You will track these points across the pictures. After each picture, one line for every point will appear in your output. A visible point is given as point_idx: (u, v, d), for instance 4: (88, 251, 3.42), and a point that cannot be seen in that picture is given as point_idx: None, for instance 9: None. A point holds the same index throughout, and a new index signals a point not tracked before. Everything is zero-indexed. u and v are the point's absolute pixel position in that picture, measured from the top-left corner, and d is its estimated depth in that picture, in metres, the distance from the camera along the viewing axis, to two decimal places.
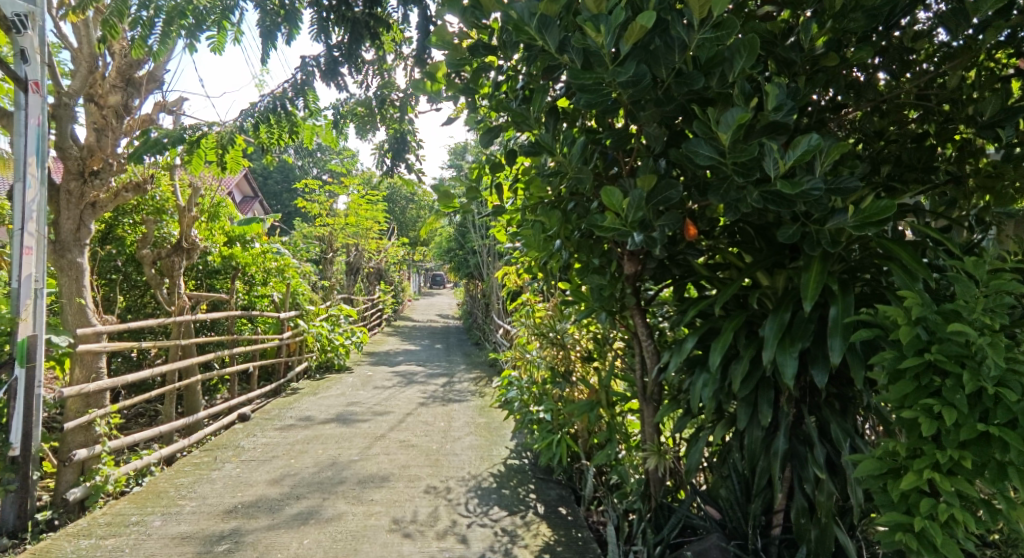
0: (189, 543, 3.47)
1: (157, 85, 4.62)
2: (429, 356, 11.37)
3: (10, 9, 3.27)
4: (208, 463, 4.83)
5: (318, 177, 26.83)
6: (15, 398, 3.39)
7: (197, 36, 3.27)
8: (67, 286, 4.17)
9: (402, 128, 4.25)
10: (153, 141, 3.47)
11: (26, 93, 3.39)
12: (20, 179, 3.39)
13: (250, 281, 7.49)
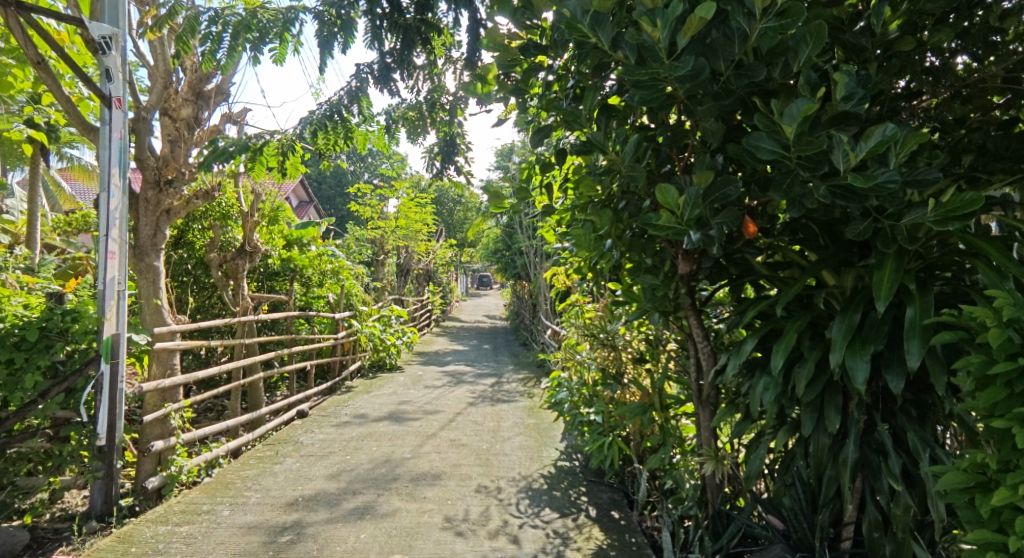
0: (255, 532, 3.56)
1: (223, 97, 4.81)
2: (477, 357, 11.42)
3: (97, 32, 3.47)
4: (270, 457, 4.96)
5: (369, 181, 27.40)
6: (101, 392, 3.56)
7: (261, 49, 3.34)
8: (145, 287, 4.37)
9: (451, 130, 4.24)
10: (221, 149, 3.53)
11: (108, 109, 3.54)
12: (105, 190, 3.56)
13: (306, 283, 7.67)
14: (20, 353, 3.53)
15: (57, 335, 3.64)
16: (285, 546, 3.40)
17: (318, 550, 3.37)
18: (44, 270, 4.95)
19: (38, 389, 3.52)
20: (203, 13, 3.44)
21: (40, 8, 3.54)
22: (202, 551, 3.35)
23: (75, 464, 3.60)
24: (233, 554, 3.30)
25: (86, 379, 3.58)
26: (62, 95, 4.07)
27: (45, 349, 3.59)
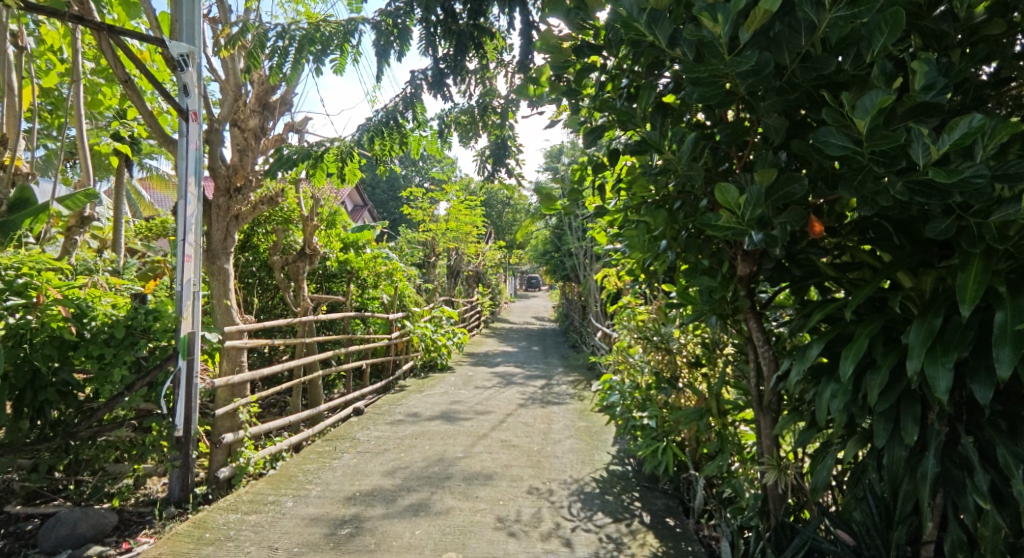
0: (317, 524, 3.66)
1: (287, 106, 4.94)
2: (527, 358, 11.42)
3: (175, 51, 3.65)
4: (329, 452, 5.07)
5: (420, 184, 27.75)
6: (179, 387, 3.71)
7: (323, 61, 3.49)
8: (217, 288, 4.61)
9: (503, 133, 4.21)
10: (285, 157, 4.01)
11: (186, 122, 3.73)
12: (182, 197, 3.73)
13: (362, 284, 7.81)
14: (109, 349, 3.67)
15: (141, 332, 3.78)
16: (345, 539, 3.47)
17: (377, 544, 3.43)
18: (126, 272, 5.20)
19: (125, 382, 3.67)
20: (272, 28, 3.56)
21: (127, 30, 3.67)
22: (268, 540, 3.46)
23: (156, 453, 3.79)
24: (297, 545, 3.39)
25: (165, 374, 3.81)
26: (144, 110, 4.28)
27: (130, 345, 3.72)
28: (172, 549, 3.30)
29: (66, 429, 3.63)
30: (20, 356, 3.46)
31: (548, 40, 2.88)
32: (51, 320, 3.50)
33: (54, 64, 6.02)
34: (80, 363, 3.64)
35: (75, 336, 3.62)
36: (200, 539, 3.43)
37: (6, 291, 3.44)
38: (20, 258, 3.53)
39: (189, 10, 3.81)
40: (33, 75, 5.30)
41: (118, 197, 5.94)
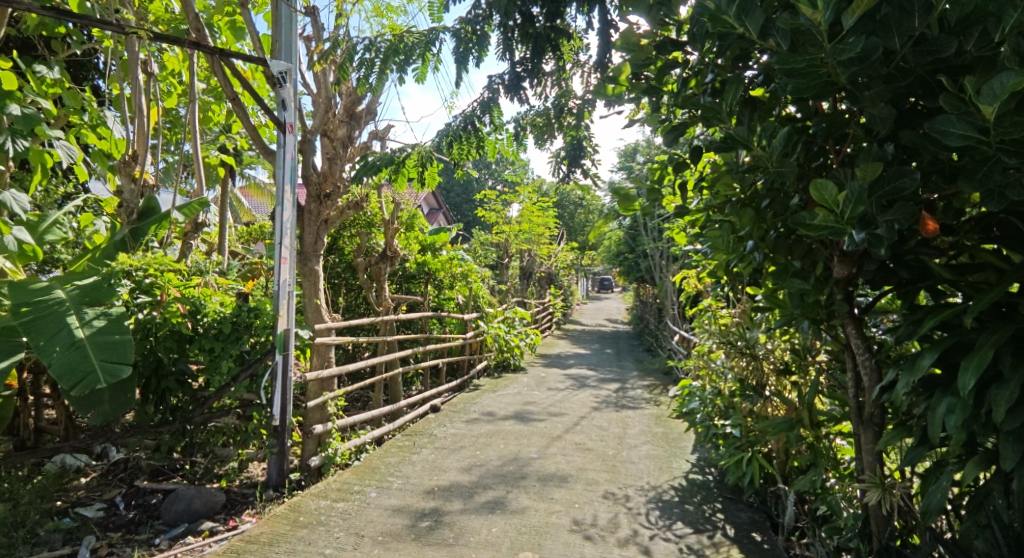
0: (399, 516, 3.78)
1: (372, 116, 5.11)
2: (600, 361, 11.25)
3: (274, 68, 3.93)
4: (408, 446, 5.18)
5: (493, 187, 27.95)
6: (275, 381, 3.98)
7: (406, 70, 3.57)
8: (308, 287, 4.83)
9: (579, 134, 4.11)
10: (370, 163, 4.39)
11: (282, 133, 3.98)
12: (279, 204, 4.02)
13: (438, 285, 7.94)
14: (218, 342, 4.05)
15: (245, 328, 4.10)
16: (424, 532, 3.56)
17: (456, 538, 3.49)
18: (229, 274, 5.50)
19: (232, 373, 4.03)
20: (361, 42, 3.69)
21: (234, 54, 4.03)
22: (355, 527, 3.61)
23: (257, 440, 4.06)
24: (381, 533, 3.53)
25: (265, 366, 4.05)
26: (247, 123, 4.55)
27: (235, 340, 4.07)
28: (272, 529, 3.56)
29: (185, 414, 4.07)
30: (146, 347, 3.99)
31: (629, 39, 2.84)
32: (171, 316, 4.05)
33: (179, 85, 6.59)
34: (195, 354, 4.09)
35: (190, 331, 4.09)
36: (296, 521, 3.66)
37: (136, 288, 4.03)
38: (146, 261, 4.03)
39: (287, 31, 4.06)
40: (158, 96, 5.90)
41: (221, 205, 6.31)
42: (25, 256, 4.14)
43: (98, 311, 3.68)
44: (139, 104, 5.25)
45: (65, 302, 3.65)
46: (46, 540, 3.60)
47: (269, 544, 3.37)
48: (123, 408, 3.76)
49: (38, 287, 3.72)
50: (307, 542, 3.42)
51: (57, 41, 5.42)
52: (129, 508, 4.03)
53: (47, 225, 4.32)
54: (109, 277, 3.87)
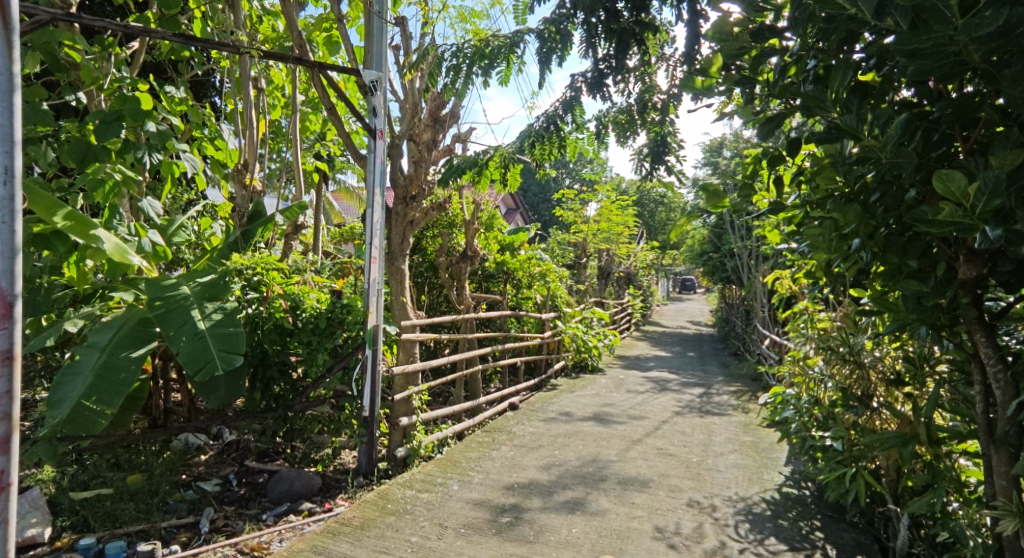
0: (481, 509, 3.78)
1: (455, 120, 5.13)
2: (682, 365, 10.87)
3: (366, 77, 4.02)
4: (488, 443, 5.17)
5: (570, 186, 27.74)
6: (366, 373, 4.08)
7: (490, 74, 3.57)
8: (394, 286, 4.92)
9: (663, 131, 3.93)
10: (456, 166, 4.53)
11: (373, 139, 4.05)
12: (370, 206, 4.10)
13: (517, 284, 7.92)
14: (315, 336, 4.26)
15: (338, 323, 4.31)
16: (505, 527, 3.54)
17: (536, 535, 3.46)
18: (322, 272, 5.66)
19: (327, 365, 4.26)
20: (448, 49, 3.69)
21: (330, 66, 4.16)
22: (439, 518, 3.66)
23: (349, 429, 4.28)
24: (463, 526, 3.55)
25: (355, 359, 4.25)
26: (341, 131, 4.81)
27: (330, 334, 4.28)
28: (363, 514, 3.68)
29: (285, 402, 4.26)
30: (254, 339, 4.24)
31: (722, 27, 2.64)
32: (275, 312, 4.28)
33: (281, 97, 6.91)
34: (295, 347, 4.32)
35: (290, 325, 4.30)
36: (384, 508, 3.75)
37: (247, 286, 4.23)
38: (255, 259, 4.26)
39: (378, 42, 4.18)
40: (266, 110, 6.25)
41: (315, 207, 6.52)
42: (157, 257, 4.40)
43: (216, 306, 3.88)
44: (251, 117, 5.80)
45: (190, 297, 3.85)
46: (173, 509, 3.87)
47: (360, 527, 3.51)
48: (236, 393, 3.96)
49: (169, 283, 3.96)
50: (394, 529, 3.51)
51: (182, 63, 5.81)
52: (241, 485, 4.29)
53: (175, 228, 4.66)
54: (225, 274, 4.10)
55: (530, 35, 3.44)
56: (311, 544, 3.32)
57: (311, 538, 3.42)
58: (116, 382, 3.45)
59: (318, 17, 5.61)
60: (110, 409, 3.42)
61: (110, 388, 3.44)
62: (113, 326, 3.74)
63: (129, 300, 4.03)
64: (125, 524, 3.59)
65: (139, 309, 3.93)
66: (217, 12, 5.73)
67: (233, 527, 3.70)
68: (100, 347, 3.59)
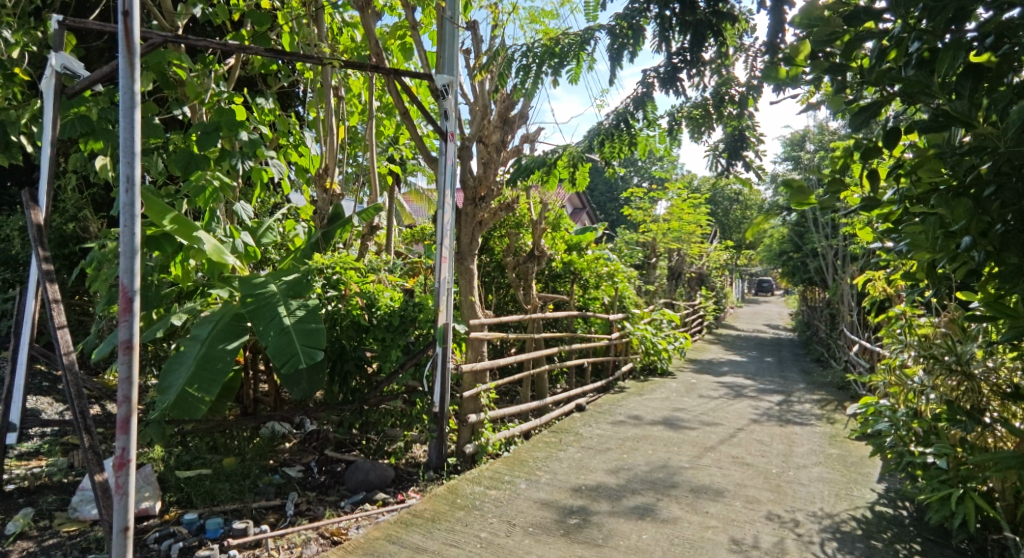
0: (548, 509, 3.70)
1: (524, 120, 5.06)
2: (760, 371, 10.40)
3: (438, 81, 3.99)
4: (555, 443, 5.08)
5: (638, 184, 27.20)
6: (437, 371, 4.07)
7: (560, 73, 3.47)
8: (464, 286, 4.91)
9: (741, 124, 3.71)
10: (523, 166, 4.46)
11: (444, 141, 4.03)
12: (440, 207, 4.08)
13: (584, 284, 7.79)
14: (389, 333, 4.28)
15: (411, 320, 4.30)
16: (573, 529, 3.44)
17: (605, 538, 3.35)
18: (394, 272, 5.70)
19: (400, 361, 4.26)
20: (518, 50, 3.64)
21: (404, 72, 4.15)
22: (507, 515, 3.60)
23: (420, 424, 4.28)
24: (531, 524, 3.47)
25: (427, 357, 4.23)
26: (415, 134, 4.83)
27: (402, 331, 4.30)
28: (433, 507, 3.66)
29: (361, 395, 4.34)
30: (332, 335, 4.29)
31: (811, 13, 2.40)
32: (351, 310, 4.34)
33: (358, 103, 7.03)
34: (371, 343, 4.34)
35: (366, 321, 4.33)
36: (454, 503, 3.72)
37: (327, 284, 4.34)
38: (334, 260, 4.38)
39: (450, 47, 4.18)
40: (345, 118, 6.43)
41: (389, 208, 6.60)
42: (248, 257, 4.57)
43: (300, 302, 3.97)
44: (331, 125, 5.95)
45: (276, 294, 3.96)
46: (263, 491, 3.94)
47: (431, 520, 3.49)
48: (318, 385, 4.03)
49: (259, 281, 4.09)
50: (464, 523, 3.48)
51: (272, 77, 6.05)
52: (321, 472, 4.35)
53: (263, 230, 4.86)
54: (307, 273, 4.22)
55: (600, 33, 3.30)
56: (384, 533, 3.34)
57: (385, 526, 3.43)
58: (214, 370, 3.61)
59: (394, 25, 5.70)
60: (209, 396, 3.55)
61: (209, 377, 3.60)
62: (212, 319, 3.92)
63: (225, 296, 4.20)
64: (221, 502, 3.72)
65: (234, 304, 4.10)
66: (302, 25, 5.91)
67: (315, 511, 3.78)
68: (201, 339, 3.77)
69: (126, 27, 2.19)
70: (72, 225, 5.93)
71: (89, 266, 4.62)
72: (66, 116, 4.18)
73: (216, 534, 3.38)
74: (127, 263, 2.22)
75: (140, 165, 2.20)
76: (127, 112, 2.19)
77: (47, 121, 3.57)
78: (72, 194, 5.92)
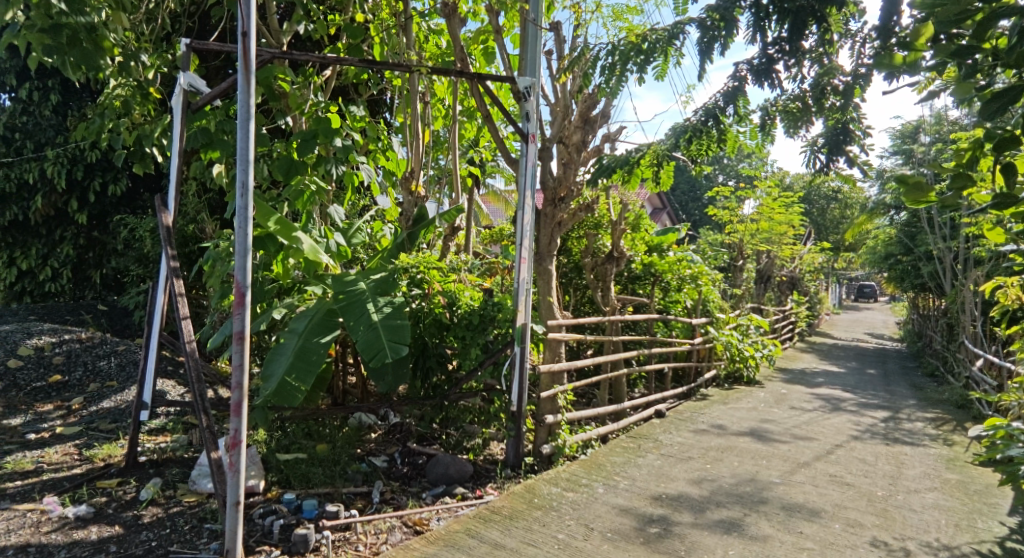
0: (628, 516, 3.59)
1: (606, 120, 4.96)
2: (861, 385, 9.75)
3: (521, 83, 3.97)
4: (634, 448, 4.95)
5: (723, 183, 26.30)
6: (515, 370, 4.14)
7: (646, 69, 3.36)
8: (541, 286, 4.87)
9: (843, 117, 3.52)
10: (603, 166, 4.37)
11: (524, 144, 4.01)
12: (521, 208, 4.04)
13: (665, 287, 7.59)
14: (469, 332, 4.27)
15: (490, 320, 4.26)
16: (654, 538, 3.33)
17: (687, 550, 3.21)
18: (473, 272, 5.73)
19: (479, 359, 4.24)
20: (603, 49, 3.56)
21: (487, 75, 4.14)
22: (585, 518, 3.53)
23: (498, 422, 4.29)
24: (610, 530, 3.38)
25: (505, 356, 4.24)
26: (495, 136, 4.83)
27: (481, 331, 4.27)
28: (511, 505, 3.64)
29: (442, 391, 4.39)
30: (415, 332, 4.33)
31: None
32: (433, 308, 4.39)
33: (442, 108, 7.13)
34: (451, 341, 4.38)
35: (446, 319, 4.38)
36: (532, 502, 3.69)
37: (411, 283, 4.39)
38: (417, 260, 4.39)
39: (533, 49, 4.12)
40: (430, 121, 6.60)
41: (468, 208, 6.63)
42: (340, 256, 4.74)
43: (387, 300, 4.05)
44: (417, 129, 6.04)
45: (365, 292, 4.06)
46: (351, 478, 4.04)
47: (509, 517, 3.47)
48: (402, 379, 4.09)
49: (349, 278, 4.21)
50: (542, 523, 3.43)
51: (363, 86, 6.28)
52: (404, 463, 4.41)
53: (353, 230, 5.02)
54: (393, 272, 4.28)
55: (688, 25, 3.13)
56: (464, 527, 3.35)
57: (465, 520, 3.44)
58: (309, 361, 3.73)
59: (477, 30, 5.79)
60: (305, 386, 3.68)
61: (305, 367, 3.73)
62: (307, 314, 4.04)
63: (319, 293, 4.41)
64: (315, 485, 3.86)
65: (327, 300, 4.23)
66: (392, 36, 6.06)
67: (399, 501, 3.84)
68: (298, 333, 3.91)
69: (245, 47, 2.59)
70: (192, 226, 6.39)
71: (206, 264, 4.93)
72: (190, 127, 4.50)
73: (313, 514, 3.50)
74: (241, 262, 2.58)
75: (253, 172, 2.57)
76: (244, 123, 2.55)
77: (177, 134, 3.89)
78: (192, 198, 6.38)
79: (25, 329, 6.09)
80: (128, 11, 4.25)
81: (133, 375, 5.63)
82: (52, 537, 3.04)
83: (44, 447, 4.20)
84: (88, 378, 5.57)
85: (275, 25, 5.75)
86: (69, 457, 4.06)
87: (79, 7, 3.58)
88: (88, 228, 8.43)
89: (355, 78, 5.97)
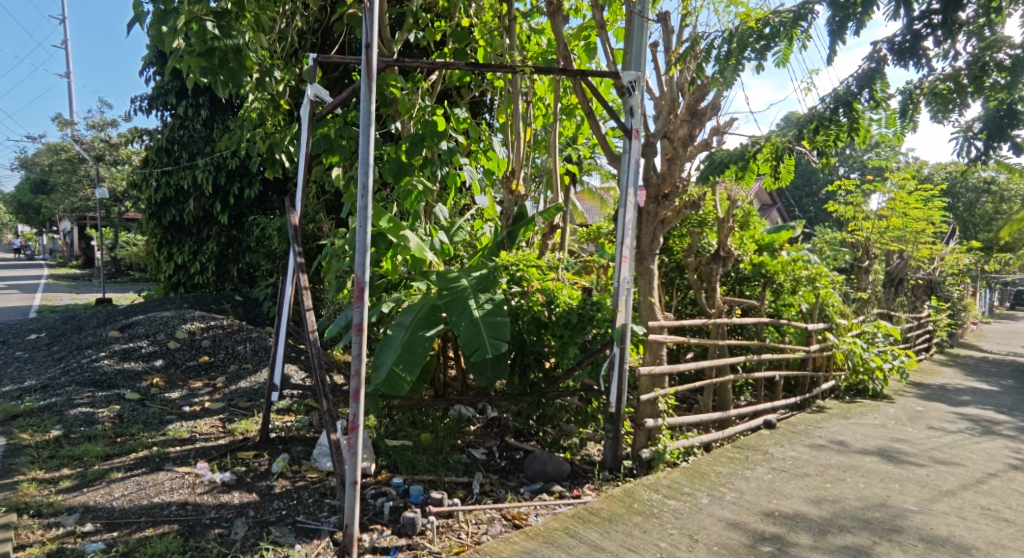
0: (737, 531, 3.58)
1: (715, 112, 4.90)
2: (1016, 407, 8.90)
3: (625, 78, 4.03)
4: (741, 460, 4.87)
5: (845, 176, 24.77)
6: (613, 368, 4.13)
7: (765, 55, 3.36)
8: (643, 286, 4.90)
9: (1009, 97, 3.29)
10: (716, 162, 4.29)
11: (627, 139, 4.05)
12: (623, 205, 4.10)
13: (776, 289, 7.28)
14: (567, 330, 4.39)
15: (589, 319, 4.34)
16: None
17: None
18: (570, 270, 5.86)
19: (577, 358, 4.36)
20: (716, 40, 3.55)
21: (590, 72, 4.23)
22: (688, 529, 3.55)
23: (595, 423, 4.45)
24: (716, 544, 3.39)
25: (604, 355, 4.27)
26: (597, 131, 4.90)
27: (580, 329, 4.37)
28: (610, 508, 3.73)
29: (539, 388, 4.52)
30: (515, 328, 4.50)
31: None
32: (533, 305, 4.55)
33: (542, 107, 7.32)
34: (549, 339, 4.50)
35: (545, 317, 4.51)
36: (631, 507, 3.76)
37: (511, 281, 4.60)
38: (517, 258, 4.60)
39: (638, 41, 4.13)
40: (531, 121, 6.79)
41: (567, 206, 6.76)
42: (444, 254, 4.98)
43: (488, 297, 4.24)
44: (518, 129, 6.11)
45: (467, 288, 4.26)
46: (453, 467, 4.28)
47: (608, 520, 3.56)
48: (501, 375, 4.27)
49: (452, 275, 4.43)
50: (642, 529, 3.50)
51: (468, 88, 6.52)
52: (502, 457, 4.61)
53: (455, 229, 5.30)
54: (494, 270, 4.48)
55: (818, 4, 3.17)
56: (563, 525, 3.48)
57: (564, 518, 3.57)
58: (416, 354, 3.99)
59: (578, 26, 5.85)
60: (411, 376, 3.94)
61: (412, 359, 3.99)
62: (413, 309, 4.32)
63: (424, 289, 4.64)
64: (420, 472, 4.14)
65: (431, 296, 4.47)
66: (496, 37, 6.20)
67: (498, 493, 4.02)
68: (405, 326, 4.19)
69: (368, 57, 2.82)
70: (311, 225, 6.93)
71: (324, 260, 5.35)
72: (314, 134, 4.91)
73: (418, 499, 3.71)
74: (361, 259, 2.82)
75: (372, 174, 2.80)
76: (365, 129, 2.78)
77: (303, 141, 4.28)
78: (313, 200, 6.91)
79: (180, 315, 6.87)
80: (265, 33, 4.75)
81: (264, 359, 6.22)
82: (203, 498, 3.47)
83: (196, 418, 4.76)
84: (228, 360, 6.21)
85: (387, 35, 6.09)
86: (216, 429, 4.57)
87: (228, 31, 4.06)
88: (229, 228, 9.34)
89: (459, 80, 6.16)
